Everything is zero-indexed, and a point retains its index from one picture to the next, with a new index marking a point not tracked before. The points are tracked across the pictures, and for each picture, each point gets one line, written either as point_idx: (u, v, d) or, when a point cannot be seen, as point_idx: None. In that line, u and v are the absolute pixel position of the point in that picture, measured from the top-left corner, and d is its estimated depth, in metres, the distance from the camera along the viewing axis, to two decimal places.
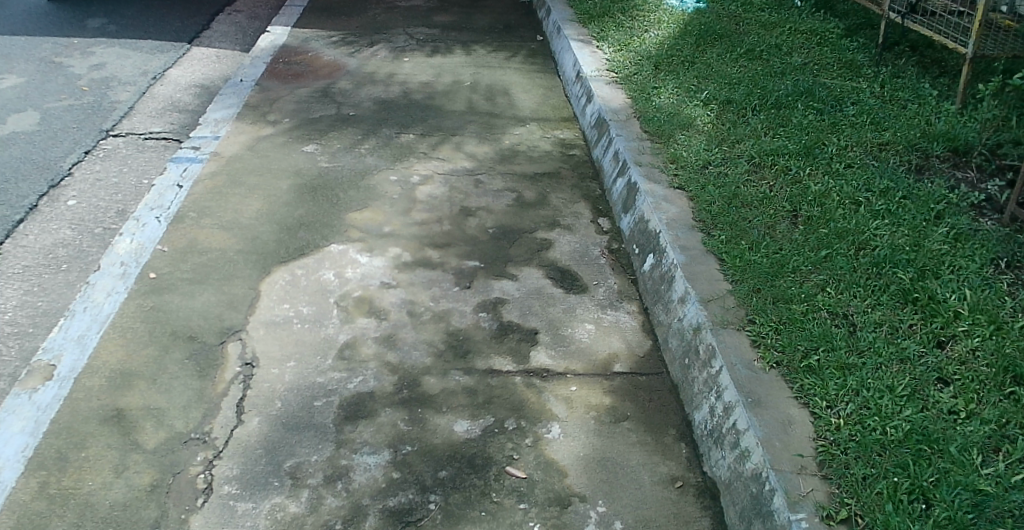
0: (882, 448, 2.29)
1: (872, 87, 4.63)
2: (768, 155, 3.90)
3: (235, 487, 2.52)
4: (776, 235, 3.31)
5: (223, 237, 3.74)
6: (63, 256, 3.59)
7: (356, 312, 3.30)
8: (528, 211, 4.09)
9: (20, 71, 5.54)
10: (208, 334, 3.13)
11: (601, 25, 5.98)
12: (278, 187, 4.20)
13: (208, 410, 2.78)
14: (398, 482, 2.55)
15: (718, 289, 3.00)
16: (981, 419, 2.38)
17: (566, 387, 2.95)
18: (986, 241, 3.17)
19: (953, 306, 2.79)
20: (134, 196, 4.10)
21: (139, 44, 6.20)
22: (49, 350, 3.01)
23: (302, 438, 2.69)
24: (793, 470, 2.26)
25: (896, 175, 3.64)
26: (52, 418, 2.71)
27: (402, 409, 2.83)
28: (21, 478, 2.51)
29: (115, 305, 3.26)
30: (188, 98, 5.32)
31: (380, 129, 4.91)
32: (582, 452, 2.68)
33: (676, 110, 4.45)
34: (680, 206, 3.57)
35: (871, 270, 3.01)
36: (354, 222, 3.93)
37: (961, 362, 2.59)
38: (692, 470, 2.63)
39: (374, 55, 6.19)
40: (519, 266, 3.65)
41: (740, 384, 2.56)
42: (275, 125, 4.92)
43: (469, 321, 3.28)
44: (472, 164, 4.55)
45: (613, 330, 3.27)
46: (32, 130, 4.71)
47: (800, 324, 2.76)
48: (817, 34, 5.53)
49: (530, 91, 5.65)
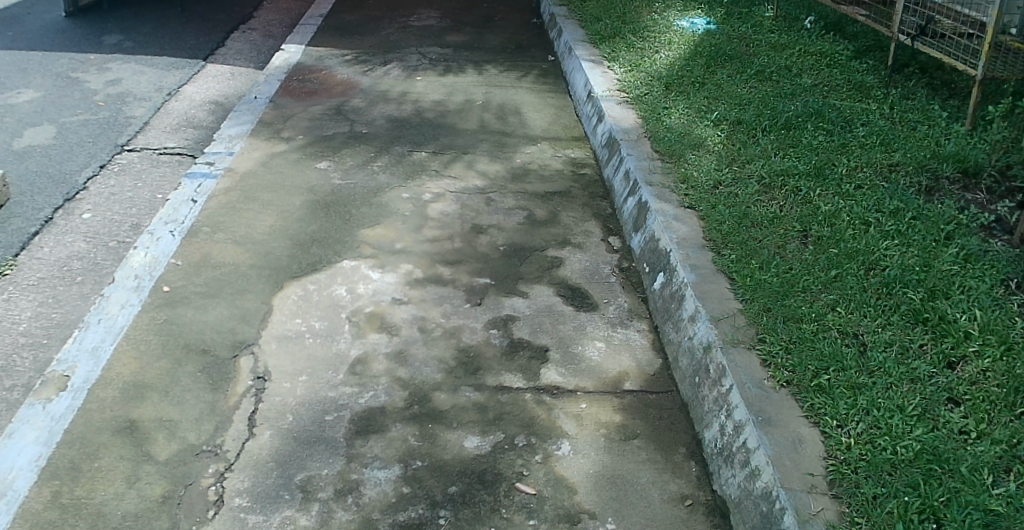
0: (892, 467, 2.29)
1: (882, 108, 4.66)
2: (779, 176, 3.92)
3: (246, 500, 2.53)
4: (786, 255, 3.32)
5: (237, 252, 3.78)
6: (78, 269, 3.63)
7: (368, 328, 3.33)
8: (539, 230, 4.12)
9: (36, 86, 5.63)
10: (220, 347, 3.15)
11: (612, 46, 6.04)
12: (291, 203, 4.24)
13: (220, 423, 2.80)
14: (409, 497, 2.56)
15: (729, 307, 3.01)
16: (991, 439, 2.37)
17: (576, 404, 2.96)
18: (996, 261, 3.17)
19: (964, 326, 2.79)
20: (148, 211, 4.15)
21: (154, 60, 6.29)
22: (63, 362, 3.04)
23: (313, 452, 2.71)
24: (803, 489, 2.26)
25: (906, 195, 3.66)
26: (66, 428, 2.74)
27: (413, 424, 2.84)
28: (34, 487, 2.53)
29: (128, 318, 3.29)
30: (202, 114, 5.39)
31: (393, 147, 4.96)
32: (591, 470, 2.69)
33: (686, 130, 4.48)
34: (690, 225, 3.59)
35: (881, 290, 3.03)
36: (367, 238, 3.97)
37: (972, 382, 2.59)
38: (701, 489, 2.63)
39: (386, 74, 6.26)
40: (530, 283, 3.67)
41: (751, 402, 2.57)
42: (289, 141, 4.98)
43: (479, 337, 3.30)
44: (484, 182, 4.58)
45: (623, 348, 3.28)
46: (49, 144, 4.78)
47: (810, 344, 2.77)
48: (826, 55, 5.57)
49: (541, 110, 5.70)
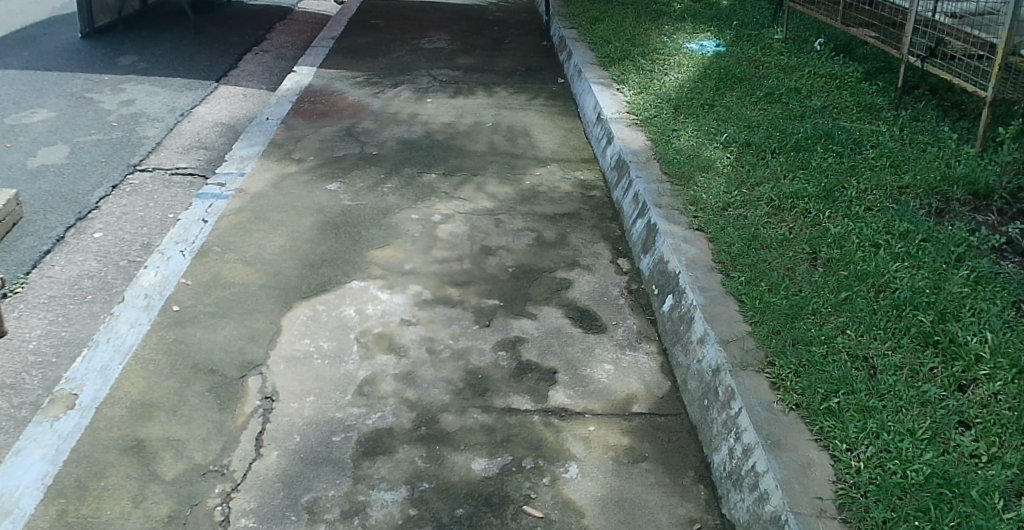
0: (903, 491, 2.25)
1: (892, 130, 4.67)
2: (788, 199, 3.91)
3: (252, 520, 2.51)
4: (796, 277, 3.31)
5: (246, 272, 3.80)
6: (88, 287, 3.66)
7: (376, 348, 3.33)
8: (548, 251, 4.12)
9: (51, 106, 5.70)
10: (228, 367, 3.15)
11: (622, 69, 6.08)
12: (301, 224, 4.26)
13: (227, 443, 2.80)
14: (415, 519, 2.54)
15: (737, 329, 3.00)
16: (1003, 463, 2.34)
17: (584, 427, 2.95)
18: (1006, 284, 3.16)
19: (974, 349, 2.77)
20: (160, 230, 4.18)
21: (168, 82, 6.37)
22: (72, 380, 3.05)
23: (320, 473, 2.70)
24: (812, 512, 2.23)
25: (916, 217, 3.66)
26: (73, 446, 2.74)
27: (420, 446, 2.83)
28: (40, 505, 2.52)
29: (138, 337, 3.31)
30: (214, 135, 5.44)
31: (403, 169, 4.99)
32: (599, 493, 2.66)
33: (695, 152, 4.49)
34: (699, 248, 3.58)
35: (891, 313, 3.01)
36: (376, 259, 3.98)
37: (983, 406, 2.56)
38: (710, 513, 2.60)
39: (397, 96, 6.31)
40: (538, 304, 3.67)
41: (760, 425, 2.55)
42: (300, 162, 5.01)
43: (488, 359, 3.30)
44: (493, 204, 4.59)
45: (632, 371, 3.26)
46: (62, 163, 4.82)
47: (820, 367, 2.75)
48: (836, 77, 5.59)
49: (551, 132, 5.73)
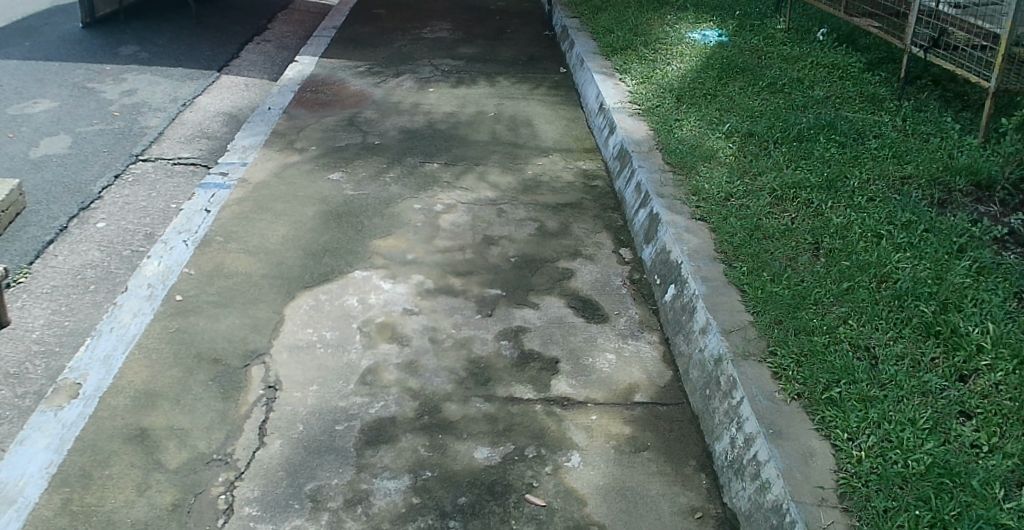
0: (903, 481, 2.26)
1: (894, 120, 4.66)
2: (790, 189, 3.91)
3: (256, 509, 2.53)
4: (798, 267, 3.31)
5: (249, 261, 3.80)
6: (91, 277, 3.67)
7: (379, 338, 3.34)
8: (550, 241, 4.12)
9: (53, 96, 5.69)
10: (231, 356, 3.16)
11: (624, 58, 6.06)
12: (304, 214, 4.26)
13: (230, 432, 2.81)
14: (418, 507, 2.55)
15: (739, 319, 3.01)
16: (1003, 453, 2.34)
17: (586, 416, 2.96)
18: (1009, 274, 3.16)
19: (976, 339, 2.77)
20: (162, 220, 4.18)
21: (170, 71, 6.36)
22: (76, 370, 3.07)
23: (323, 462, 2.71)
24: (813, 501, 2.24)
25: (918, 207, 3.65)
26: (77, 436, 2.76)
27: (423, 434, 2.84)
28: (44, 494, 2.54)
29: (141, 326, 3.32)
30: (216, 125, 5.44)
31: (405, 159, 4.99)
32: (601, 482, 2.68)
33: (697, 142, 4.49)
34: (701, 238, 3.58)
35: (893, 303, 3.01)
36: (378, 248, 3.99)
37: (984, 396, 2.57)
38: (712, 501, 2.62)
39: (399, 86, 6.30)
40: (541, 294, 3.67)
41: (762, 415, 2.56)
42: (302, 152, 5.01)
43: (490, 348, 3.31)
44: (495, 194, 4.59)
45: (634, 360, 3.27)
46: (64, 154, 4.82)
47: (822, 356, 2.75)
48: (839, 67, 5.57)
49: (553, 122, 5.72)
